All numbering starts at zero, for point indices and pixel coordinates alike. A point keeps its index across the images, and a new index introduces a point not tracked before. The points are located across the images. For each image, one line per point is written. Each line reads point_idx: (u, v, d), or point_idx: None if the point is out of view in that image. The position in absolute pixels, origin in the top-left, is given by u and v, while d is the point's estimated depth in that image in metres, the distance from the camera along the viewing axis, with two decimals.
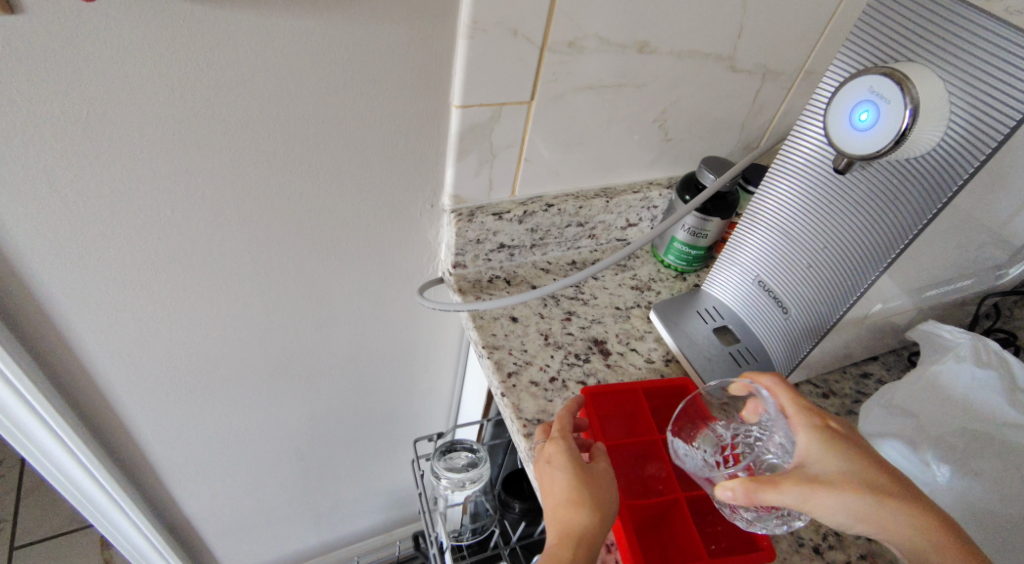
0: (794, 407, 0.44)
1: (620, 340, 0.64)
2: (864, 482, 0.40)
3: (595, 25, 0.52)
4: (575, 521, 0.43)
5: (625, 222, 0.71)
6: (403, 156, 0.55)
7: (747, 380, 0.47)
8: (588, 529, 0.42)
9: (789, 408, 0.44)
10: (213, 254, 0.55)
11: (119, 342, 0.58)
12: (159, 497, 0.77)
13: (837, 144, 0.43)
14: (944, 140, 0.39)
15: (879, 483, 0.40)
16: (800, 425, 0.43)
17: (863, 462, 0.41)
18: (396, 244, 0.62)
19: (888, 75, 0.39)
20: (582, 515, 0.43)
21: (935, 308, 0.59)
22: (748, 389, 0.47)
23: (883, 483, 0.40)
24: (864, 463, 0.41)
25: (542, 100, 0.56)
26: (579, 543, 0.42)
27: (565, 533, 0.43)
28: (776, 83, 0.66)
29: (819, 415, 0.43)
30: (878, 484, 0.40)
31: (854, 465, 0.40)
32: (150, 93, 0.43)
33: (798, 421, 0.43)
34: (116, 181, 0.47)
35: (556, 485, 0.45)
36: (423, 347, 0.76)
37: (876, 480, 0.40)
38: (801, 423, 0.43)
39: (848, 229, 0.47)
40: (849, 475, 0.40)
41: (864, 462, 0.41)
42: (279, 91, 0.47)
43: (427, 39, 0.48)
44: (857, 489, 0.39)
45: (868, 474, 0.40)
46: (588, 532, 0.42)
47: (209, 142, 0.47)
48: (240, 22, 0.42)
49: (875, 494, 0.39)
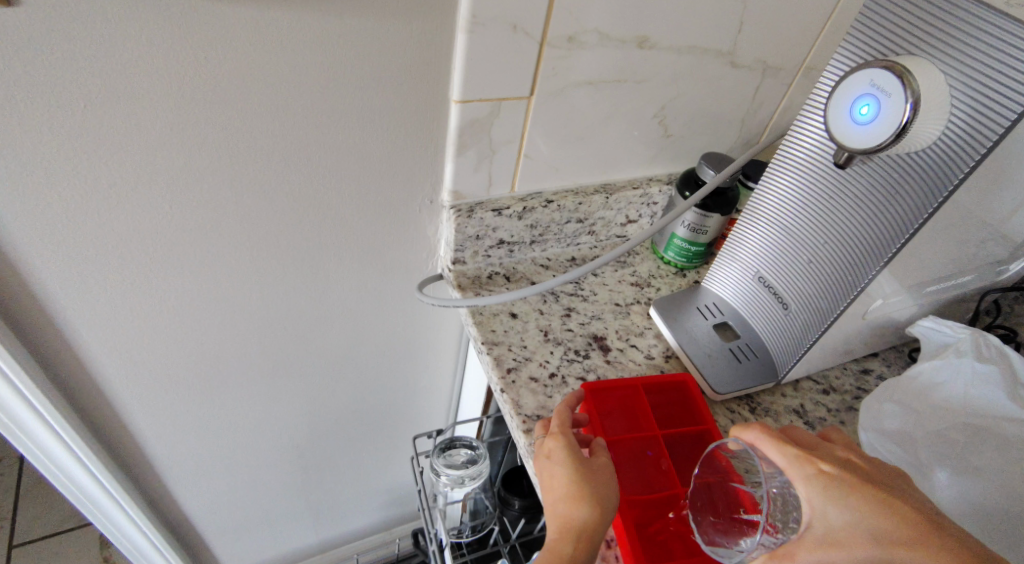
0: (788, 460, 0.42)
1: (620, 336, 0.64)
2: (872, 532, 0.37)
3: (595, 20, 0.52)
4: (575, 515, 0.43)
5: (625, 219, 0.71)
6: (403, 151, 0.55)
7: (731, 438, 0.45)
8: (588, 525, 0.42)
9: (779, 461, 0.42)
10: (213, 250, 0.55)
11: (119, 339, 0.58)
12: (158, 494, 0.77)
13: (838, 138, 0.42)
14: (946, 134, 0.39)
15: (890, 528, 0.37)
16: (795, 479, 0.41)
17: (867, 507, 0.38)
18: (395, 240, 0.62)
19: (889, 68, 0.39)
20: (582, 509, 0.43)
21: (935, 304, 0.59)
22: (739, 446, 0.45)
23: (894, 527, 0.37)
24: (867, 508, 0.38)
25: (542, 94, 0.55)
26: (579, 538, 0.42)
27: (564, 527, 0.43)
28: (776, 78, 0.66)
29: (810, 461, 0.41)
30: (888, 529, 0.37)
31: (857, 515, 0.38)
32: (148, 87, 0.43)
33: (793, 474, 0.41)
34: (115, 177, 0.47)
35: (556, 479, 0.45)
36: (423, 343, 0.75)
37: (888, 528, 0.37)
38: (796, 476, 0.41)
39: (848, 224, 0.47)
40: (855, 527, 0.38)
41: (868, 507, 0.38)
42: (277, 86, 0.46)
43: (426, 33, 0.48)
44: (866, 541, 0.37)
45: (876, 521, 0.37)
46: (589, 527, 0.42)
47: (207, 137, 0.47)
48: (237, 15, 0.42)
49: (885, 543, 0.37)
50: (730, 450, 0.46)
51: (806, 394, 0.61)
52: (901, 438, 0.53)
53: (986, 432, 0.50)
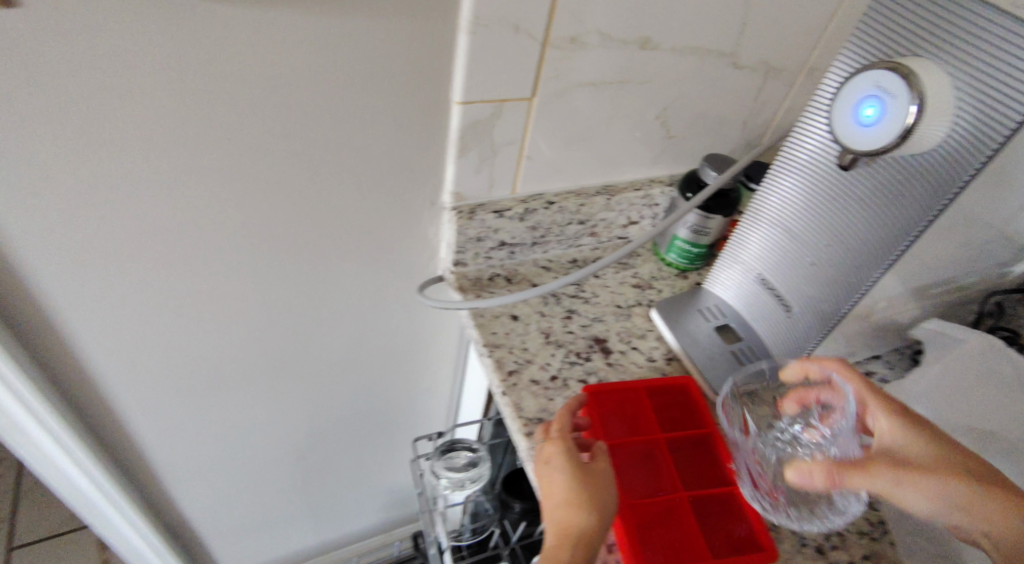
0: (866, 393, 0.44)
1: (622, 338, 0.63)
2: (957, 465, 0.39)
3: (598, 21, 0.51)
4: (572, 522, 0.42)
5: (626, 220, 0.71)
6: (404, 151, 0.54)
7: (805, 361, 0.47)
8: (586, 532, 0.42)
9: (864, 392, 0.44)
10: (212, 251, 0.54)
11: (118, 340, 0.57)
12: (157, 496, 0.76)
13: (842, 140, 0.42)
14: (950, 136, 0.39)
15: (973, 466, 0.39)
16: (880, 411, 0.43)
17: (954, 446, 0.40)
18: (395, 240, 0.62)
19: (893, 70, 0.39)
20: (579, 516, 0.42)
21: (937, 307, 0.59)
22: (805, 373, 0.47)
23: (975, 467, 0.39)
24: (953, 449, 0.40)
25: (543, 96, 0.55)
26: (577, 545, 0.41)
27: (562, 533, 0.42)
28: (779, 80, 0.66)
29: (894, 400, 0.43)
30: (964, 466, 0.39)
31: (946, 450, 0.40)
32: (147, 88, 0.43)
33: (877, 405, 0.43)
34: (113, 178, 0.46)
35: (554, 486, 0.44)
36: (424, 344, 0.75)
37: (972, 465, 0.39)
38: (881, 408, 0.43)
39: (851, 226, 0.47)
40: (943, 458, 0.39)
41: (953, 446, 0.40)
42: (275, 88, 0.46)
43: (428, 34, 0.48)
44: (955, 470, 0.38)
45: (962, 459, 0.39)
46: (587, 535, 0.42)
47: (208, 138, 0.47)
48: (237, 16, 0.42)
49: (970, 476, 0.38)
50: (787, 376, 0.48)
51: None
52: None
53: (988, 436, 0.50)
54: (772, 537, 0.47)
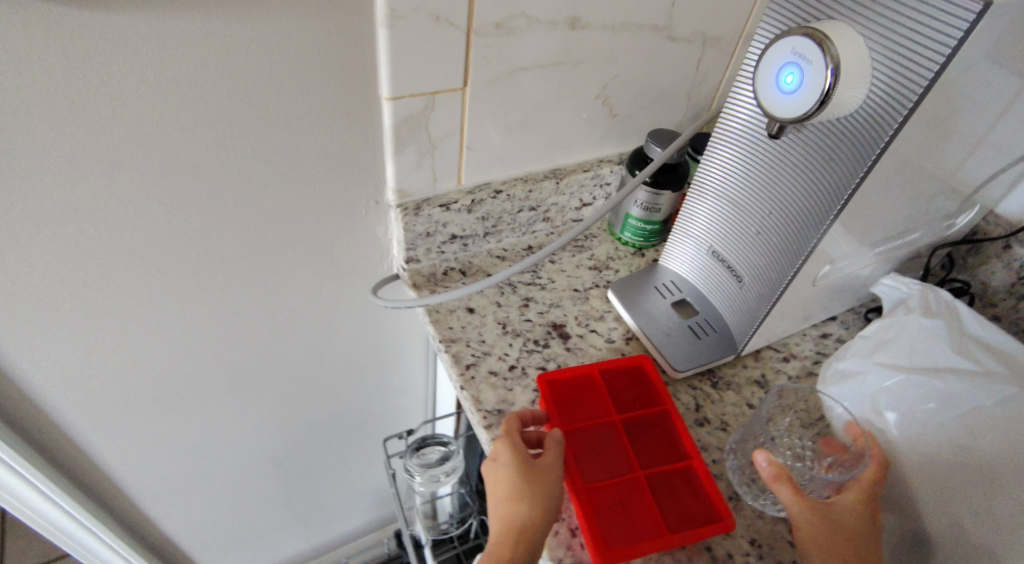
0: (866, 471, 0.47)
1: (580, 321, 0.63)
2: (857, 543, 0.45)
3: (522, 4, 0.50)
4: (515, 516, 0.45)
5: (579, 202, 0.71)
6: (338, 153, 0.53)
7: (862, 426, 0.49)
8: (527, 525, 0.44)
9: (865, 472, 0.47)
10: (152, 271, 0.53)
11: (66, 371, 0.56)
12: (134, 519, 0.76)
13: (767, 108, 0.42)
14: (870, 96, 0.39)
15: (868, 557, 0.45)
16: (860, 487, 0.46)
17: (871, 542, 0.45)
18: (342, 242, 0.61)
19: (809, 35, 0.38)
20: (521, 510, 0.45)
21: (886, 264, 0.59)
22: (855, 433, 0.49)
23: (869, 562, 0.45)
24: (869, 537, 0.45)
25: (476, 85, 0.54)
26: (518, 536, 0.44)
27: (504, 527, 0.45)
28: (718, 49, 0.65)
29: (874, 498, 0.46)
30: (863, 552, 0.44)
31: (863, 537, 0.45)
32: (49, 112, 0.41)
33: (862, 478, 0.47)
34: (30, 208, 0.45)
35: (500, 481, 0.46)
36: (389, 342, 0.75)
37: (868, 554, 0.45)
38: (861, 485, 0.46)
39: (789, 192, 0.47)
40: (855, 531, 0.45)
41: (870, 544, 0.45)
42: (189, 100, 0.44)
43: (346, 32, 0.47)
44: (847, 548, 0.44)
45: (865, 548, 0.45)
46: (528, 526, 0.44)
47: (128, 157, 0.45)
48: (136, 29, 0.40)
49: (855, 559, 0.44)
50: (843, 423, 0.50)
51: (768, 364, 0.62)
52: (852, 394, 0.54)
53: (926, 383, 0.50)
54: (729, 506, 0.48)
